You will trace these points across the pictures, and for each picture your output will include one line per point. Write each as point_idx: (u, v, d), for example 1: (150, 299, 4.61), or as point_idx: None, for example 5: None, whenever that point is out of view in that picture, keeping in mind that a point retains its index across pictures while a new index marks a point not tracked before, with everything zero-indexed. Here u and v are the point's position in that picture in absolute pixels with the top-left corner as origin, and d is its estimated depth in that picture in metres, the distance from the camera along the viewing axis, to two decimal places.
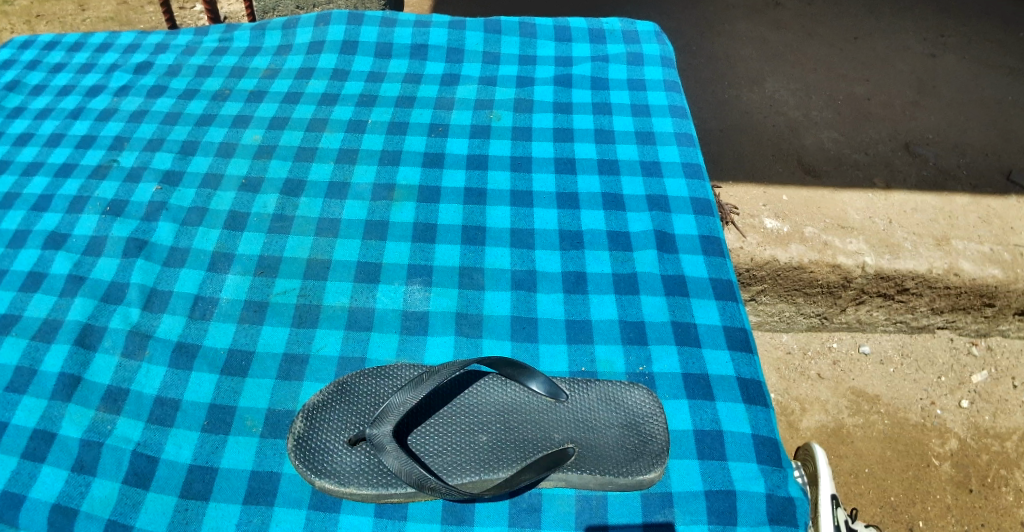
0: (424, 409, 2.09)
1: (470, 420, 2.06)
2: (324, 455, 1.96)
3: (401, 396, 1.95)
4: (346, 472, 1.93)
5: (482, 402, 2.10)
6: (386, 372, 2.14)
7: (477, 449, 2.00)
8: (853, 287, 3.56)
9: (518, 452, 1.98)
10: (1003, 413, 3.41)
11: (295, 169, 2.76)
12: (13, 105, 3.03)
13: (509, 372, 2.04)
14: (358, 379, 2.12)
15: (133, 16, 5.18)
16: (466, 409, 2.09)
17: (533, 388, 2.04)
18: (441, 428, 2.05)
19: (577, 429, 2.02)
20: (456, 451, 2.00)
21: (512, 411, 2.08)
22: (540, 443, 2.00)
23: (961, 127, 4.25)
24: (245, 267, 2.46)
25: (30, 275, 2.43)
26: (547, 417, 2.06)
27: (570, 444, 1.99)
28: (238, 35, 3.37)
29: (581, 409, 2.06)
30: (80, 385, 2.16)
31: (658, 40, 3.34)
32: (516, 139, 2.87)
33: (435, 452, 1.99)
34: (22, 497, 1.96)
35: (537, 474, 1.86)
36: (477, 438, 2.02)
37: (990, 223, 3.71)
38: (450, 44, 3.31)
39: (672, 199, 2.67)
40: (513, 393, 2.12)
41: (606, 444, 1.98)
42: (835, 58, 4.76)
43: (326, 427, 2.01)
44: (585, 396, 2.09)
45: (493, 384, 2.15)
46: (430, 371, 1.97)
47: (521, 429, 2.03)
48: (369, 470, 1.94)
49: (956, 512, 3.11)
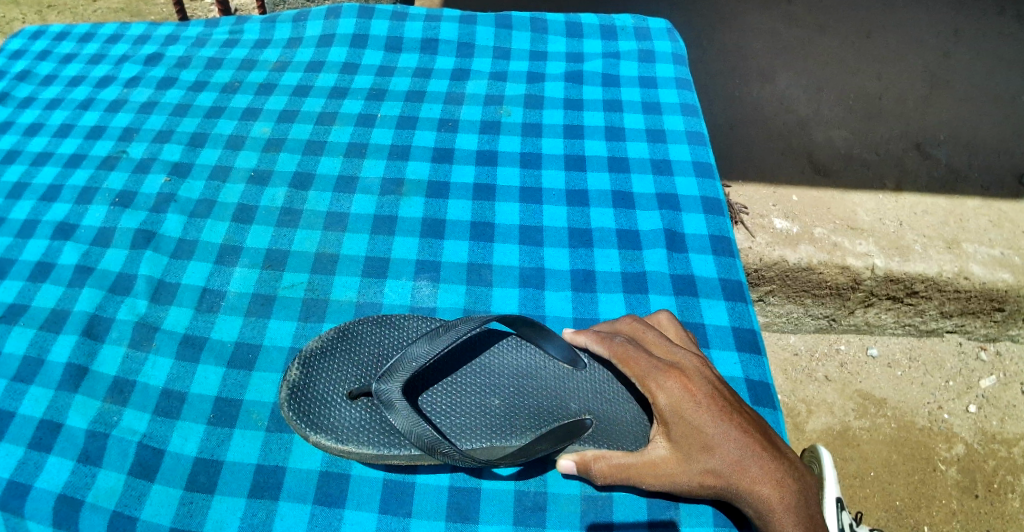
0: (436, 367, 2.08)
1: (484, 382, 2.06)
2: (323, 407, 1.97)
3: (410, 351, 1.93)
4: (343, 427, 1.93)
5: (496, 363, 2.10)
6: (393, 322, 2.16)
7: (487, 414, 1.99)
8: (862, 289, 3.53)
9: (530, 420, 1.97)
10: (1011, 418, 3.38)
11: (305, 163, 2.75)
12: (23, 95, 3.04)
13: (528, 332, 2.06)
14: (361, 329, 2.14)
15: (144, 7, 5.17)
16: (481, 370, 2.08)
17: (551, 351, 2.07)
18: (454, 390, 2.04)
19: (595, 400, 2.02)
20: (467, 414, 1.98)
21: (525, 375, 2.07)
22: (555, 412, 1.99)
23: (974, 126, 4.22)
24: (253, 260, 2.45)
25: (39, 265, 2.44)
26: (563, 383, 2.06)
27: (587, 414, 1.99)
28: (249, 27, 3.34)
29: (598, 379, 2.07)
30: (87, 376, 2.16)
31: (671, 38, 3.31)
32: (525, 135, 2.86)
33: (444, 414, 1.98)
34: (27, 487, 1.96)
35: (552, 446, 1.86)
36: (488, 401, 2.02)
37: (1001, 227, 3.69)
38: (461, 38, 3.28)
39: (682, 197, 2.65)
40: (527, 355, 2.12)
41: (624, 419, 1.99)
42: (849, 56, 4.70)
43: (324, 379, 2.02)
44: (602, 369, 2.09)
45: (508, 344, 2.15)
46: (446, 326, 1.96)
47: (534, 395, 2.03)
48: (368, 427, 1.94)
49: (961, 517, 3.10)
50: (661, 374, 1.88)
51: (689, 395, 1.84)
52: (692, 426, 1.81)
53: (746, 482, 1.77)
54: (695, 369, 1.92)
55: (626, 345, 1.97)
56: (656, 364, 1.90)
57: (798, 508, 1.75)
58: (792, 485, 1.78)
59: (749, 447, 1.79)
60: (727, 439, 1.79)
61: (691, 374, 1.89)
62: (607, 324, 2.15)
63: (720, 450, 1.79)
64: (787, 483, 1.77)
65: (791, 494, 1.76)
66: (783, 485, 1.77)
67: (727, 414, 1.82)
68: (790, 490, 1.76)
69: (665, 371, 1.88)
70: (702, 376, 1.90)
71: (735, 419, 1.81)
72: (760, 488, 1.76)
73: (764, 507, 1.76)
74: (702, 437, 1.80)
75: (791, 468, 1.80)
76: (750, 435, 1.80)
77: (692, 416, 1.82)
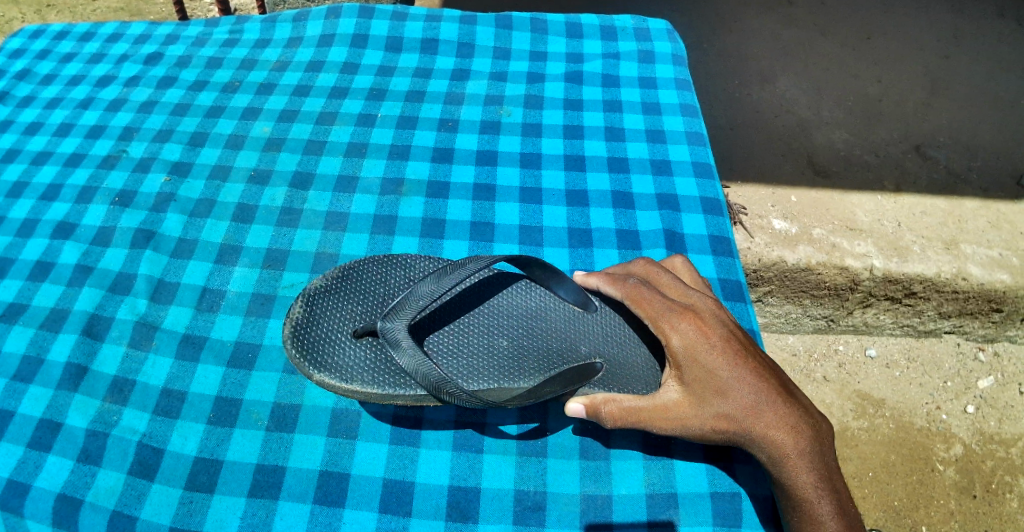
0: (444, 308, 2.13)
1: (494, 323, 2.12)
2: (327, 346, 1.97)
3: (414, 290, 1.96)
4: (347, 367, 1.94)
5: (507, 305, 2.16)
6: (399, 262, 2.19)
7: (496, 356, 2.04)
8: (861, 290, 3.54)
9: (539, 362, 2.04)
10: (1009, 419, 3.38)
11: (305, 162, 2.75)
12: (23, 94, 3.04)
13: (539, 274, 2.17)
14: (366, 269, 2.16)
15: (144, 6, 5.17)
16: (492, 312, 2.14)
17: (561, 293, 2.17)
18: (463, 331, 2.09)
19: (605, 343, 2.09)
20: (475, 355, 2.04)
21: (535, 317, 2.14)
22: (564, 355, 2.06)
23: (973, 127, 4.23)
24: (252, 260, 2.45)
25: (38, 264, 2.44)
26: (573, 325, 2.13)
27: (596, 357, 2.06)
28: (249, 27, 3.34)
29: (610, 323, 2.14)
30: (87, 375, 2.16)
31: (670, 38, 3.31)
32: (525, 135, 2.86)
33: (452, 355, 2.03)
34: (27, 486, 1.97)
35: (562, 388, 1.91)
36: (498, 342, 2.08)
37: (999, 228, 3.70)
38: (461, 38, 3.28)
39: (681, 197, 2.66)
40: (537, 298, 2.19)
41: (635, 362, 2.06)
42: (848, 57, 4.70)
43: (329, 318, 2.02)
44: (613, 312, 2.16)
45: (519, 287, 2.22)
46: (454, 266, 2.02)
47: (544, 337, 2.10)
48: (372, 367, 1.95)
49: (959, 518, 3.11)
50: (675, 316, 1.94)
51: (703, 338, 1.90)
52: (705, 369, 1.87)
53: (760, 426, 1.82)
54: (710, 314, 1.98)
55: (641, 287, 2.04)
56: (670, 306, 1.97)
57: (811, 453, 1.81)
58: (806, 431, 1.83)
59: (763, 392, 1.84)
60: (740, 384, 1.84)
61: (706, 317, 1.96)
62: (620, 266, 2.26)
63: (734, 393, 1.84)
64: (800, 428, 1.82)
65: (804, 440, 1.81)
66: (796, 431, 1.82)
67: (741, 358, 1.87)
68: (803, 436, 1.81)
69: (679, 314, 1.94)
70: (717, 319, 1.97)
71: (749, 364, 1.87)
72: (773, 433, 1.81)
73: (777, 451, 1.81)
74: (716, 380, 1.86)
75: (805, 415, 1.85)
76: (764, 379, 1.86)
77: (705, 358, 1.87)
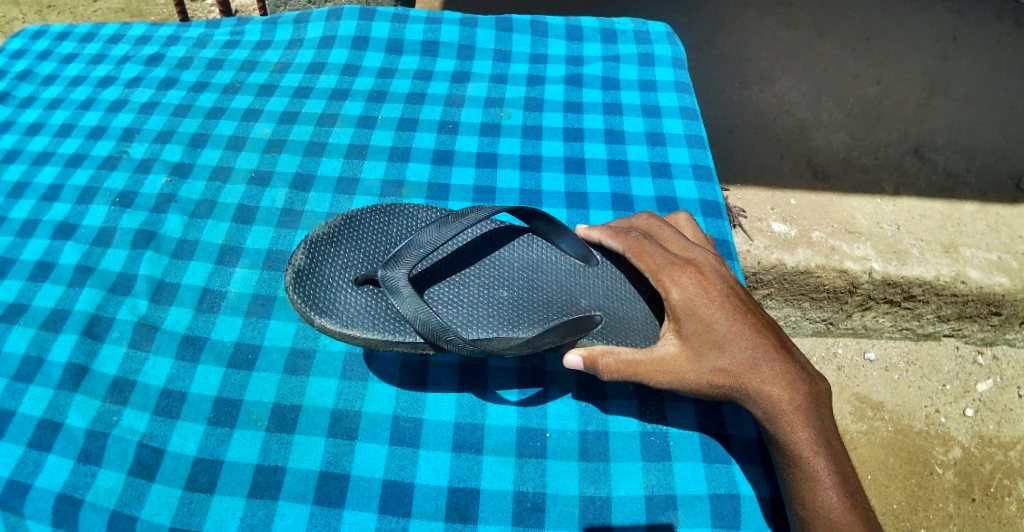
0: (444, 259, 2.17)
1: (494, 274, 2.16)
2: (328, 292, 2.00)
3: (415, 239, 2.00)
4: (348, 312, 1.97)
5: (507, 258, 2.20)
6: (399, 215, 2.23)
7: (496, 305, 2.08)
8: (859, 293, 3.55)
9: (539, 313, 2.07)
10: (1007, 422, 3.39)
11: (306, 163, 2.76)
12: (24, 95, 3.04)
13: (541, 226, 2.21)
14: (366, 221, 2.19)
15: (145, 8, 5.17)
16: (492, 264, 2.18)
17: (563, 246, 2.22)
18: (464, 281, 2.12)
19: (605, 298, 2.15)
20: (476, 303, 2.07)
21: (535, 270, 2.19)
22: (564, 306, 2.11)
23: (972, 129, 4.24)
24: (252, 261, 2.46)
25: (39, 265, 2.44)
26: (573, 279, 2.18)
27: (596, 309, 2.11)
28: (250, 28, 3.35)
29: (609, 277, 2.20)
30: (87, 375, 2.16)
31: (670, 41, 3.32)
32: (525, 138, 2.87)
33: (452, 304, 2.06)
34: (27, 486, 1.97)
35: (561, 337, 1.94)
36: (499, 293, 2.11)
37: (998, 231, 3.71)
38: (462, 41, 3.29)
39: (680, 200, 2.67)
40: (538, 251, 2.24)
41: (634, 316, 2.11)
42: (847, 60, 4.71)
43: (331, 266, 2.06)
44: (613, 267, 2.22)
45: (520, 242, 2.26)
46: (455, 216, 2.06)
47: (544, 288, 2.14)
48: (372, 314, 1.99)
49: (957, 521, 3.11)
50: (676, 269, 2.02)
51: (703, 292, 1.97)
52: (704, 322, 1.94)
53: (756, 380, 1.89)
54: (710, 270, 2.07)
55: (643, 240, 2.13)
56: (671, 260, 2.05)
57: (805, 409, 1.88)
58: (802, 388, 1.90)
59: (760, 347, 1.92)
60: (738, 337, 1.92)
61: (706, 273, 2.04)
62: (622, 220, 2.34)
63: (732, 347, 1.91)
64: (796, 384, 1.90)
65: (800, 396, 1.89)
66: (791, 388, 1.89)
67: (740, 313, 1.95)
68: (798, 392, 1.89)
69: (680, 268, 2.02)
70: (717, 273, 2.05)
71: (747, 319, 1.94)
72: (769, 389, 1.89)
73: (772, 405, 1.88)
74: (715, 333, 1.93)
75: (801, 373, 1.92)
76: (762, 335, 1.94)
77: (705, 311, 1.95)
